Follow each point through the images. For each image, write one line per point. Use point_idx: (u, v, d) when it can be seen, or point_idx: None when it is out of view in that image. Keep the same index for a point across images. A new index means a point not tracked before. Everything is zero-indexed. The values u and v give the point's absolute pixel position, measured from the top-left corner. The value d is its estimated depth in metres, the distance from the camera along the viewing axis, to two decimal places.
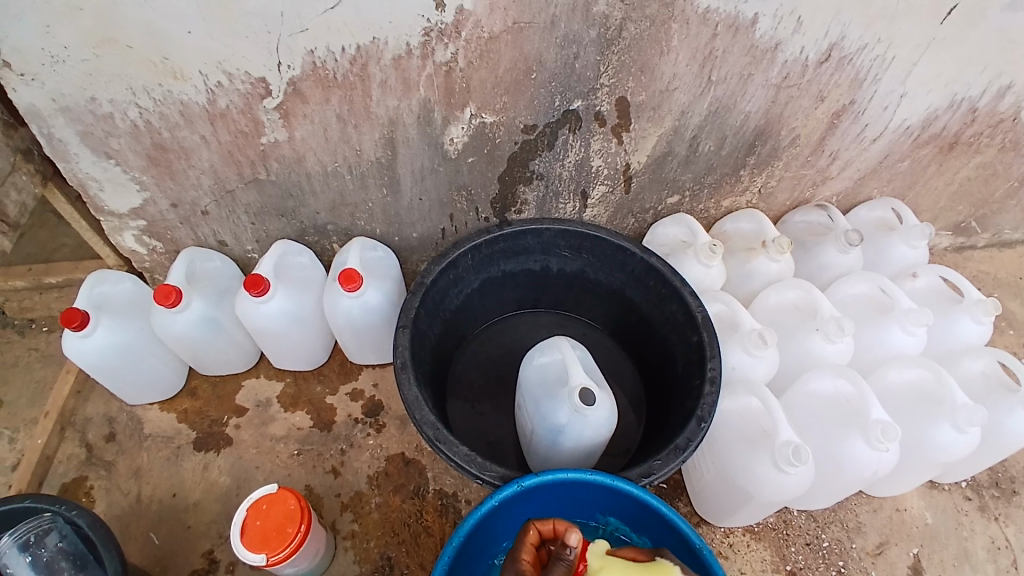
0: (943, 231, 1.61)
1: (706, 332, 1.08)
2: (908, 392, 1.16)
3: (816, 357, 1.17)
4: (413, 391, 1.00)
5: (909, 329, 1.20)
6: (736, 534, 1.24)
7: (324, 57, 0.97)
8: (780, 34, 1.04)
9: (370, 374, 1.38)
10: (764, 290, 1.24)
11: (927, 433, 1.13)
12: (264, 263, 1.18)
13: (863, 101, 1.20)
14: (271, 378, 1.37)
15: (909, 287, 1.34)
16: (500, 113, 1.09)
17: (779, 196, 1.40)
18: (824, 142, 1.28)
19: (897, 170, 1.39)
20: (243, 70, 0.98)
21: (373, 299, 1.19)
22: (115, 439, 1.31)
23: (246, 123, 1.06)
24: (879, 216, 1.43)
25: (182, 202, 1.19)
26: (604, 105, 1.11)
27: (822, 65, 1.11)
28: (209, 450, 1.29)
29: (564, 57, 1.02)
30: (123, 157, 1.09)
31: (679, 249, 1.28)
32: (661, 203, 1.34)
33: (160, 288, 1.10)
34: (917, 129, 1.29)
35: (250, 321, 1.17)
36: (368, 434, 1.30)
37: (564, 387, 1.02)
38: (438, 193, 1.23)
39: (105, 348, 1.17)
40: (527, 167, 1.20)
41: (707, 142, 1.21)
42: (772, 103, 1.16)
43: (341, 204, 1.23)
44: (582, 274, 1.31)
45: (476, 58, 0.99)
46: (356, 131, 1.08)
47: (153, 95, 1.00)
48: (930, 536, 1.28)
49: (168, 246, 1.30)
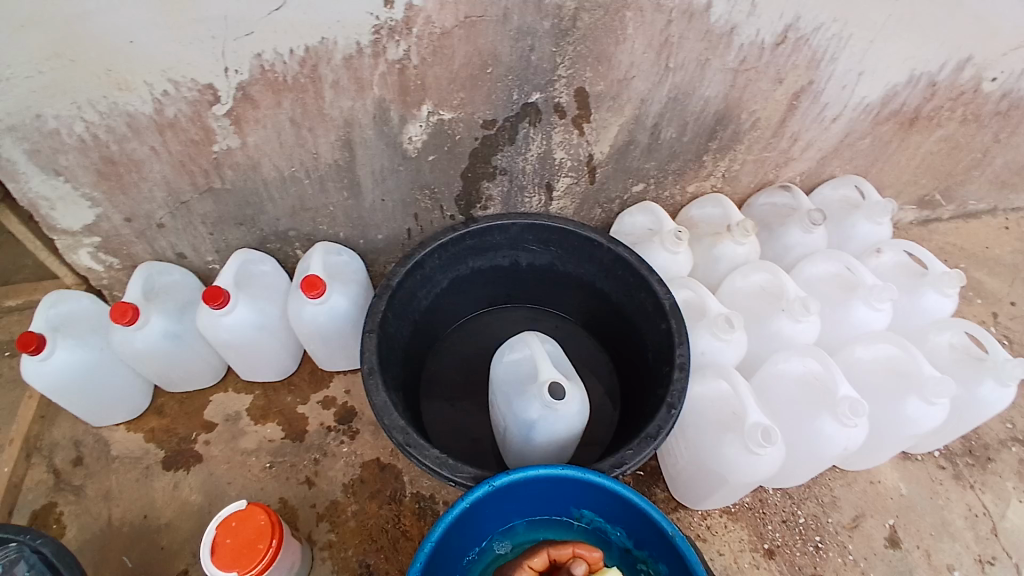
0: (908, 205, 1.64)
1: (674, 319, 1.08)
2: (876, 368, 1.18)
3: (784, 338, 1.18)
4: (381, 396, 0.98)
5: (874, 305, 1.21)
6: (713, 516, 1.25)
7: (272, 60, 0.94)
8: (735, 17, 1.03)
9: (342, 380, 1.36)
10: (731, 273, 1.25)
11: (896, 407, 1.14)
12: (224, 273, 1.15)
13: (821, 81, 1.20)
14: (240, 390, 1.34)
15: (874, 263, 1.36)
16: (458, 109, 1.07)
17: (744, 179, 1.40)
18: (785, 123, 1.28)
19: (858, 149, 1.41)
20: (190, 77, 0.94)
21: (339, 304, 1.17)
22: (83, 462, 1.27)
23: (196, 131, 1.02)
24: (842, 194, 1.45)
25: (137, 215, 1.16)
26: (562, 96, 1.10)
27: (778, 47, 1.11)
28: (179, 467, 1.26)
29: (520, 50, 1.00)
30: (73, 173, 1.05)
31: (646, 237, 1.27)
32: (627, 191, 1.33)
33: (116, 306, 1.07)
34: (877, 106, 1.31)
35: (212, 334, 1.14)
36: (343, 442, 1.29)
37: (535, 382, 1.01)
38: (401, 193, 1.21)
39: (64, 370, 1.13)
40: (489, 162, 1.19)
41: (669, 129, 1.21)
42: (730, 87, 1.16)
43: (302, 209, 1.21)
44: (551, 267, 1.30)
45: (430, 54, 0.97)
46: (312, 134, 1.06)
47: (97, 108, 0.96)
48: (905, 506, 1.31)
49: (125, 261, 1.26)
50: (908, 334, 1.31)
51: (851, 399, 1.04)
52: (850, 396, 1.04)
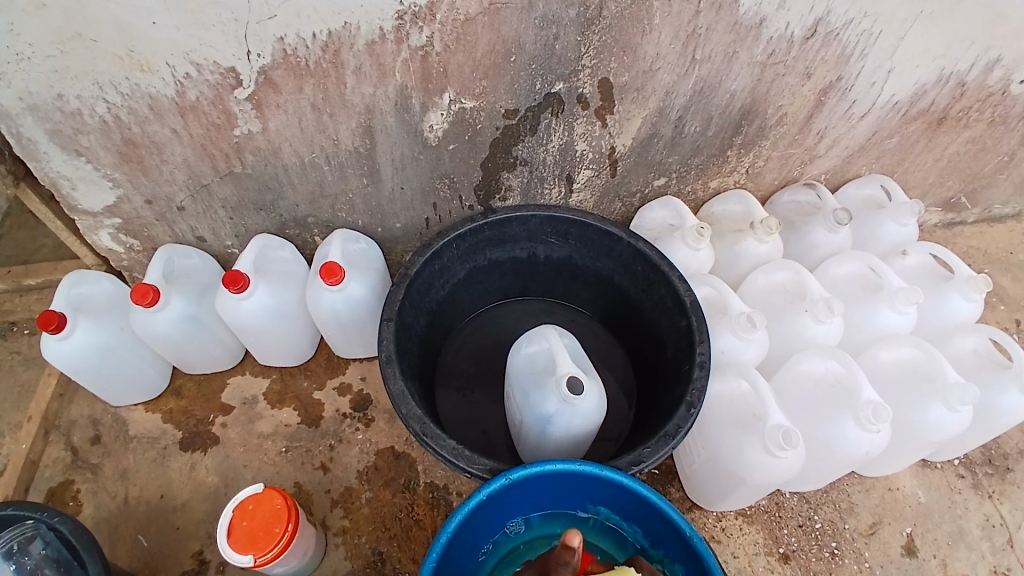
0: (933, 207, 1.60)
1: (694, 316, 1.07)
2: (900, 371, 1.16)
3: (806, 338, 1.16)
4: (398, 385, 0.98)
5: (899, 308, 1.19)
6: (728, 518, 1.24)
7: (295, 44, 0.93)
8: (765, 9, 1.01)
9: (357, 368, 1.36)
10: (753, 271, 1.23)
11: (919, 412, 1.12)
12: (243, 258, 1.15)
13: (850, 77, 1.17)
14: (257, 374, 1.35)
15: (899, 265, 1.33)
16: (480, 98, 1.06)
17: (768, 175, 1.38)
18: (812, 120, 1.25)
19: (885, 147, 1.37)
20: (212, 60, 0.94)
21: (356, 292, 1.17)
22: (100, 441, 1.29)
23: (218, 115, 1.02)
24: (869, 193, 1.42)
25: (158, 198, 1.16)
26: (586, 87, 1.08)
27: (807, 41, 1.08)
28: (196, 449, 1.27)
29: (544, 39, 0.99)
30: (95, 154, 1.06)
31: (667, 232, 1.26)
32: (648, 185, 1.31)
33: (136, 287, 1.07)
34: (906, 105, 1.27)
35: (231, 318, 1.15)
36: (357, 429, 1.29)
37: (552, 375, 1.00)
38: (420, 182, 1.21)
39: (84, 350, 1.15)
40: (510, 153, 1.17)
41: (693, 122, 1.19)
42: (757, 82, 1.14)
43: (321, 196, 1.20)
44: (570, 260, 1.29)
45: (453, 41, 0.96)
46: (332, 120, 1.05)
47: (121, 89, 0.96)
48: (923, 515, 1.28)
49: (146, 244, 1.27)
50: (932, 339, 1.28)
51: (874, 402, 1.02)
52: (874, 400, 1.02)
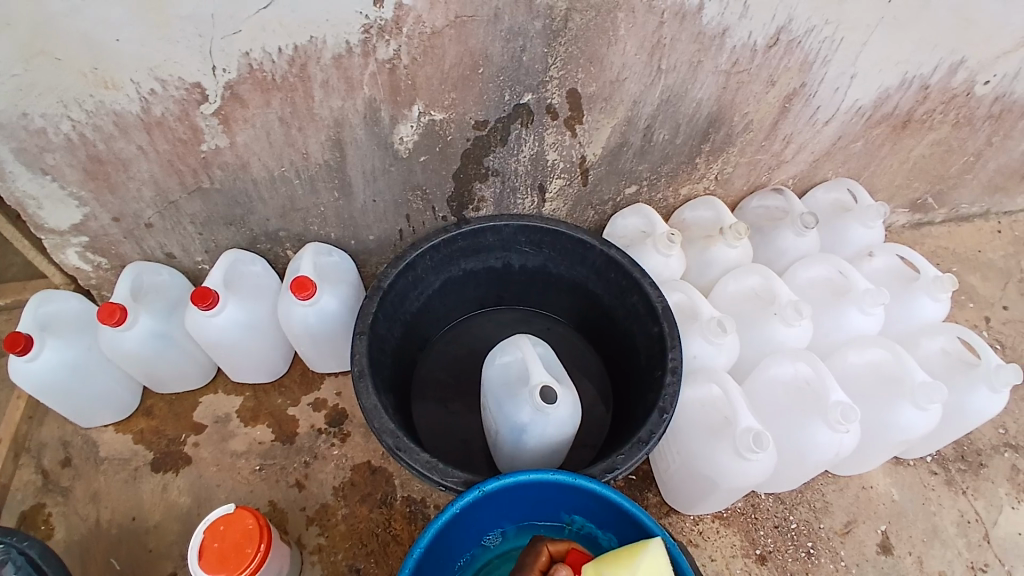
0: (900, 209, 1.64)
1: (665, 322, 1.08)
2: (868, 372, 1.18)
3: (776, 342, 1.18)
4: (370, 399, 0.97)
5: (866, 310, 1.21)
6: (705, 522, 1.24)
7: (261, 59, 0.93)
8: (727, 19, 1.03)
9: (332, 383, 1.35)
10: (723, 276, 1.25)
11: (888, 412, 1.14)
12: (212, 274, 1.14)
13: (813, 84, 1.20)
14: (230, 392, 1.33)
15: (866, 267, 1.36)
16: (449, 110, 1.06)
17: (737, 181, 1.40)
18: (778, 126, 1.28)
19: (850, 152, 1.41)
20: (177, 76, 0.93)
21: (329, 306, 1.16)
22: (70, 463, 1.26)
23: (184, 130, 1.01)
24: (835, 197, 1.45)
25: (124, 215, 1.14)
26: (555, 97, 1.09)
27: (770, 49, 1.11)
28: (168, 470, 1.24)
29: (511, 50, 0.99)
30: (59, 172, 1.04)
31: (639, 239, 1.27)
32: (620, 193, 1.33)
33: (103, 307, 1.06)
34: (869, 110, 1.31)
35: (200, 335, 1.13)
36: (333, 444, 1.27)
37: (526, 385, 1.01)
38: (393, 194, 1.20)
39: (54, 371, 1.12)
40: (482, 163, 1.18)
41: (661, 131, 1.21)
42: (722, 90, 1.16)
43: (292, 210, 1.20)
44: (544, 269, 1.30)
45: (421, 54, 0.97)
46: (301, 134, 1.05)
47: (85, 106, 0.95)
48: (896, 512, 1.30)
49: (114, 261, 1.24)
50: (900, 339, 1.31)
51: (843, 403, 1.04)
52: (842, 401, 1.04)
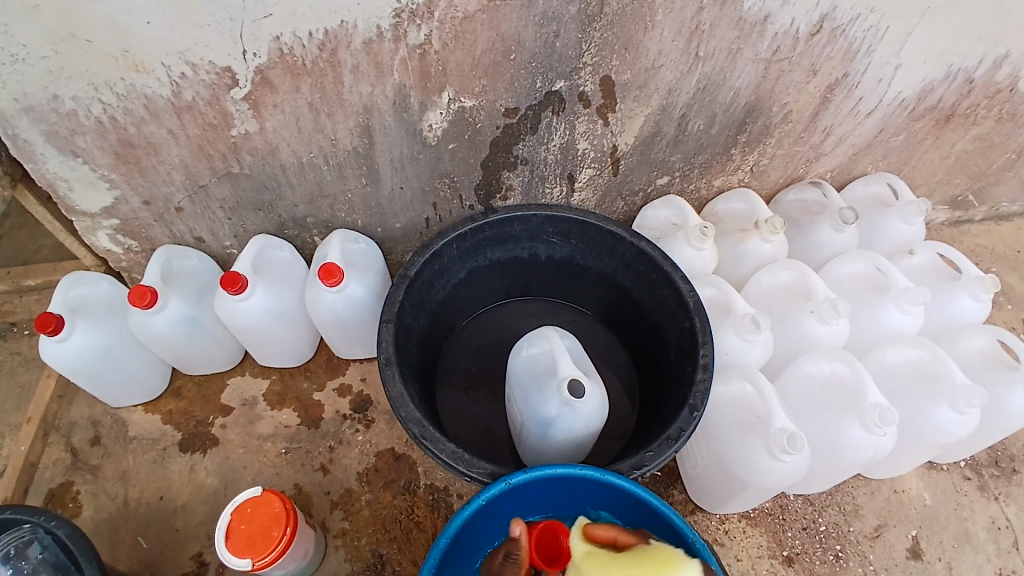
0: (940, 205, 1.58)
1: (698, 317, 1.06)
2: (906, 373, 1.14)
3: (811, 340, 1.15)
4: (397, 388, 0.97)
5: (906, 309, 1.17)
6: (731, 521, 1.23)
7: (291, 43, 0.92)
8: (769, 5, 0.99)
9: (357, 369, 1.35)
10: (757, 271, 1.21)
11: (926, 415, 1.10)
12: (242, 259, 1.14)
13: (857, 74, 1.15)
14: (257, 375, 1.34)
15: (906, 265, 1.31)
16: (479, 97, 1.04)
17: (772, 174, 1.35)
18: (817, 117, 1.23)
19: (892, 145, 1.35)
20: (207, 60, 0.93)
21: (356, 293, 1.16)
22: (101, 442, 1.29)
23: (214, 115, 1.01)
24: (875, 191, 1.40)
25: (155, 199, 1.15)
26: (587, 85, 1.06)
27: (813, 37, 1.06)
28: (196, 450, 1.27)
29: (544, 36, 0.97)
30: (91, 155, 1.05)
31: (670, 232, 1.24)
32: (651, 184, 1.30)
33: (135, 289, 1.07)
34: (913, 102, 1.25)
35: (230, 319, 1.14)
36: (357, 430, 1.28)
37: (553, 378, 0.99)
38: (420, 181, 1.19)
39: (84, 351, 1.14)
40: (510, 152, 1.16)
41: (696, 120, 1.17)
42: (761, 79, 1.11)
43: (320, 196, 1.19)
44: (571, 260, 1.28)
45: (452, 39, 0.95)
46: (329, 120, 1.04)
47: (116, 90, 0.95)
48: (928, 517, 1.27)
49: (144, 244, 1.26)
50: (939, 340, 1.27)
51: (881, 405, 1.01)
52: (880, 403, 1.01)
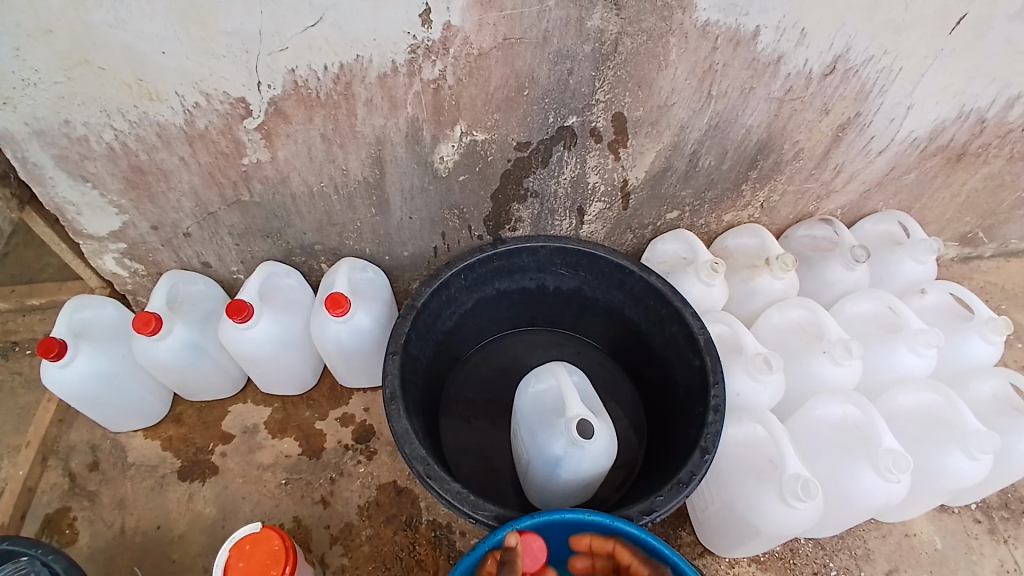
0: (949, 242, 1.57)
1: (708, 356, 1.05)
2: (917, 417, 1.12)
3: (823, 380, 1.13)
4: (402, 423, 0.96)
5: (918, 351, 1.15)
6: (740, 565, 1.19)
7: (306, 76, 0.92)
8: (783, 46, 0.99)
9: (361, 399, 1.33)
10: (768, 309, 1.20)
11: (937, 460, 1.08)
12: (248, 287, 1.14)
13: (869, 113, 1.15)
14: (260, 403, 1.32)
15: (917, 304, 1.29)
16: (491, 131, 1.04)
17: (783, 210, 1.35)
18: (829, 155, 1.23)
19: (903, 183, 1.35)
20: (221, 90, 0.93)
21: (362, 322, 1.15)
22: (99, 467, 1.27)
23: (226, 143, 1.01)
24: (885, 229, 1.39)
25: (163, 224, 1.15)
26: (600, 121, 1.06)
27: (826, 77, 1.06)
28: (195, 479, 1.25)
29: (558, 73, 0.97)
30: (101, 180, 1.05)
31: (680, 267, 1.23)
32: (660, 218, 1.29)
33: (139, 315, 1.06)
34: (924, 141, 1.25)
35: (235, 348, 1.13)
36: (359, 462, 1.26)
37: (561, 416, 0.98)
38: (429, 212, 1.19)
39: (86, 376, 1.13)
40: (521, 184, 1.16)
41: (708, 156, 1.16)
42: (774, 117, 1.11)
43: (329, 224, 1.19)
44: (579, 292, 1.28)
45: (466, 75, 0.95)
46: (342, 150, 1.04)
47: (128, 117, 0.95)
48: (939, 562, 1.24)
49: (150, 269, 1.25)
50: (949, 380, 1.25)
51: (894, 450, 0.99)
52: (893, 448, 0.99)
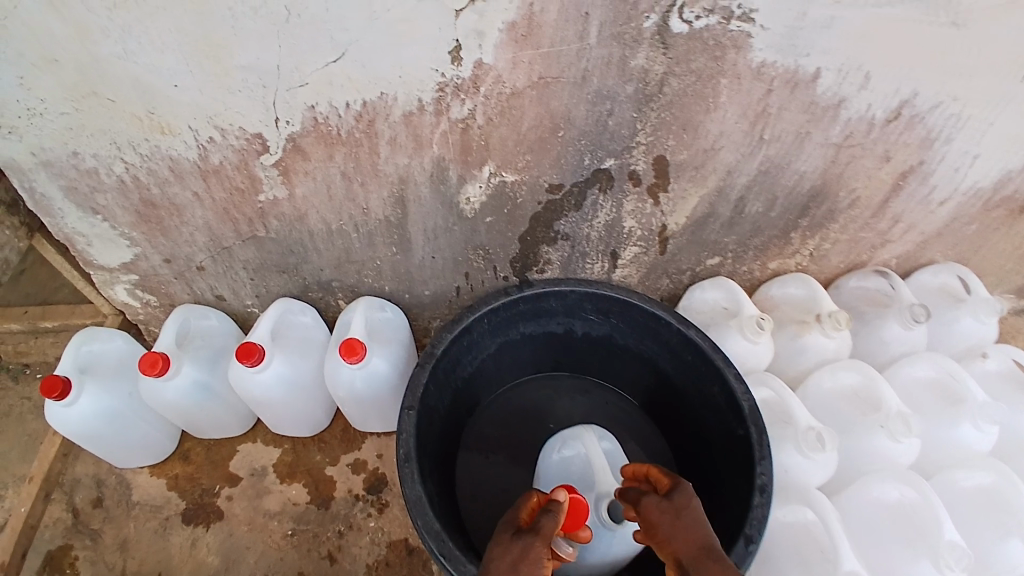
0: (1010, 295, 1.45)
1: (752, 426, 0.95)
2: (977, 499, 1.04)
3: (878, 455, 1.04)
4: (415, 490, 0.89)
5: (982, 426, 1.05)
6: None
7: (327, 112, 0.86)
8: (844, 90, 0.91)
9: (374, 444, 1.27)
10: (818, 371, 1.12)
11: (994, 552, 1.01)
12: (260, 326, 1.08)
13: (933, 162, 1.05)
14: (269, 443, 1.26)
15: (978, 369, 1.18)
16: (522, 172, 0.97)
17: (834, 258, 1.25)
18: (887, 204, 1.13)
19: (966, 234, 1.24)
20: (237, 125, 0.88)
21: (378, 367, 1.08)
22: (103, 504, 1.22)
23: (242, 179, 0.96)
24: (943, 281, 1.28)
25: (176, 257, 1.10)
26: (640, 164, 0.98)
27: (889, 124, 0.97)
28: (199, 523, 1.20)
29: (597, 114, 0.90)
30: (112, 213, 1.01)
31: (721, 319, 1.14)
32: (700, 264, 1.20)
33: (145, 356, 1.01)
34: (993, 191, 1.14)
35: (246, 392, 1.07)
36: (370, 515, 1.21)
37: (591, 491, 0.92)
38: (453, 252, 1.12)
39: (91, 414, 1.08)
40: (551, 227, 1.08)
41: (754, 203, 1.07)
42: (830, 163, 1.02)
43: (347, 262, 1.13)
44: (609, 339, 1.19)
45: (497, 114, 0.88)
46: (363, 189, 0.98)
47: (139, 150, 0.91)
48: None
49: (163, 300, 1.21)
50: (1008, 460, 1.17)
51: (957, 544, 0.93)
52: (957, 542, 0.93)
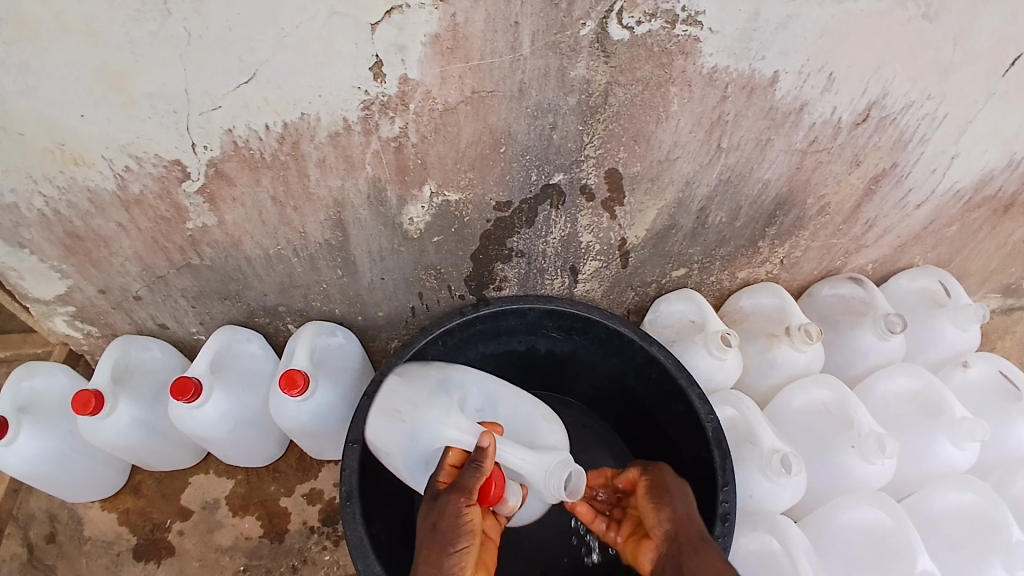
0: (991, 292, 1.41)
1: (717, 450, 0.90)
2: (957, 525, 1.01)
3: (853, 475, 0.98)
4: (357, 531, 0.83)
5: (961, 443, 1.00)
6: None
7: (246, 136, 0.80)
8: (806, 93, 0.85)
9: (331, 471, 1.22)
10: (789, 385, 1.06)
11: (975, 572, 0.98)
12: (198, 357, 1.01)
13: (906, 164, 1.00)
14: (222, 474, 1.21)
15: (959, 380, 1.15)
16: (465, 190, 0.91)
17: (806, 265, 1.20)
18: (860, 209, 1.08)
19: (943, 236, 1.20)
20: (154, 153, 0.82)
21: (325, 398, 1.02)
22: (55, 540, 1.17)
23: (167, 208, 0.90)
24: (923, 286, 1.22)
25: (111, 288, 1.04)
26: (591, 178, 0.92)
27: (858, 126, 0.92)
28: (150, 560, 1.15)
29: (539, 128, 0.84)
30: (37, 246, 0.94)
31: (688, 333, 1.08)
32: (665, 275, 1.15)
33: (78, 395, 0.94)
34: (968, 193, 1.10)
35: (185, 428, 1.01)
36: (325, 548, 1.16)
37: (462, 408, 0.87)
38: (403, 273, 1.06)
39: (29, 454, 1.02)
40: (503, 245, 1.02)
41: (718, 213, 1.02)
42: (796, 170, 0.96)
43: (291, 286, 1.07)
44: (573, 356, 1.09)
45: (431, 132, 0.82)
46: (297, 213, 0.92)
47: (56, 183, 0.84)
48: None
49: (104, 330, 1.15)
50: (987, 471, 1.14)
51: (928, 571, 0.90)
52: (928, 570, 0.89)
